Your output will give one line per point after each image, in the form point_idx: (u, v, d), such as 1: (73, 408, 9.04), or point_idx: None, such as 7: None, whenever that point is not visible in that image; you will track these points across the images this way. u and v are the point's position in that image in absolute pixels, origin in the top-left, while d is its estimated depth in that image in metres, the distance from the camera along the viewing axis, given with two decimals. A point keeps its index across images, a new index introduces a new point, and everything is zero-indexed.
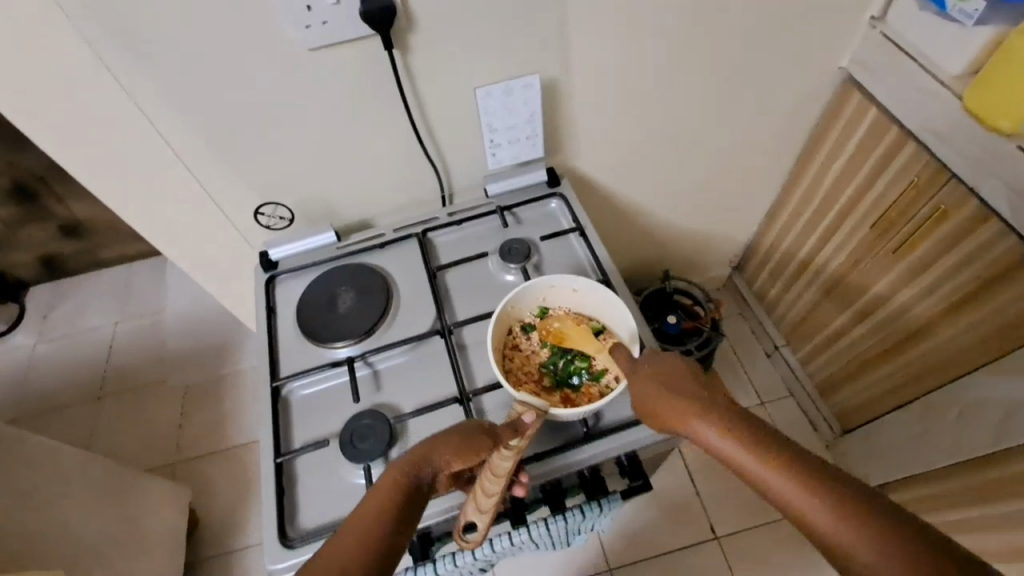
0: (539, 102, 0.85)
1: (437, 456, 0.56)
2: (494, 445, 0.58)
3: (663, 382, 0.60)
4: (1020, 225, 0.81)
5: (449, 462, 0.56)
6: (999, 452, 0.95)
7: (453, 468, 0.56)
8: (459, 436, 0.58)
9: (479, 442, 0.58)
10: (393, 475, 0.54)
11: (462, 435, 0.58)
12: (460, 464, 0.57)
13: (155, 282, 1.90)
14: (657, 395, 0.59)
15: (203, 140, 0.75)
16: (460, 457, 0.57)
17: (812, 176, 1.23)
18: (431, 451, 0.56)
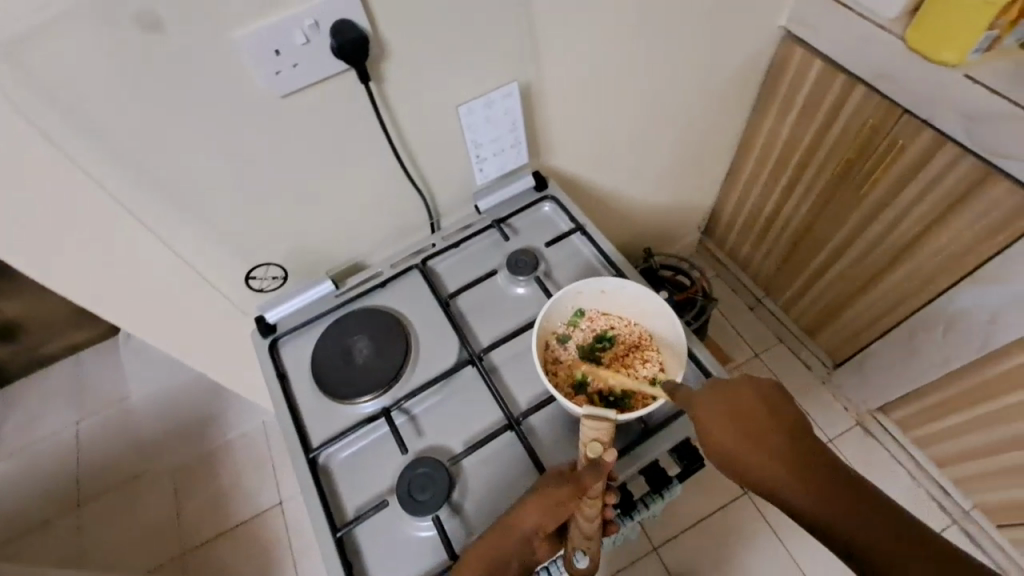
0: (519, 110, 0.85)
1: (521, 522, 0.56)
2: (578, 496, 0.55)
3: (737, 420, 0.58)
4: (977, 146, 0.88)
5: (539, 521, 0.56)
6: (991, 353, 1.03)
7: (546, 526, 0.56)
8: (541, 493, 0.56)
9: (559, 493, 0.55)
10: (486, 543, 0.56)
11: (547, 493, 0.56)
12: (550, 521, 0.56)
13: (109, 368, 1.74)
14: (735, 441, 0.57)
15: (178, 209, 0.69)
16: (549, 515, 0.55)
17: (765, 134, 1.28)
18: (520, 515, 0.56)
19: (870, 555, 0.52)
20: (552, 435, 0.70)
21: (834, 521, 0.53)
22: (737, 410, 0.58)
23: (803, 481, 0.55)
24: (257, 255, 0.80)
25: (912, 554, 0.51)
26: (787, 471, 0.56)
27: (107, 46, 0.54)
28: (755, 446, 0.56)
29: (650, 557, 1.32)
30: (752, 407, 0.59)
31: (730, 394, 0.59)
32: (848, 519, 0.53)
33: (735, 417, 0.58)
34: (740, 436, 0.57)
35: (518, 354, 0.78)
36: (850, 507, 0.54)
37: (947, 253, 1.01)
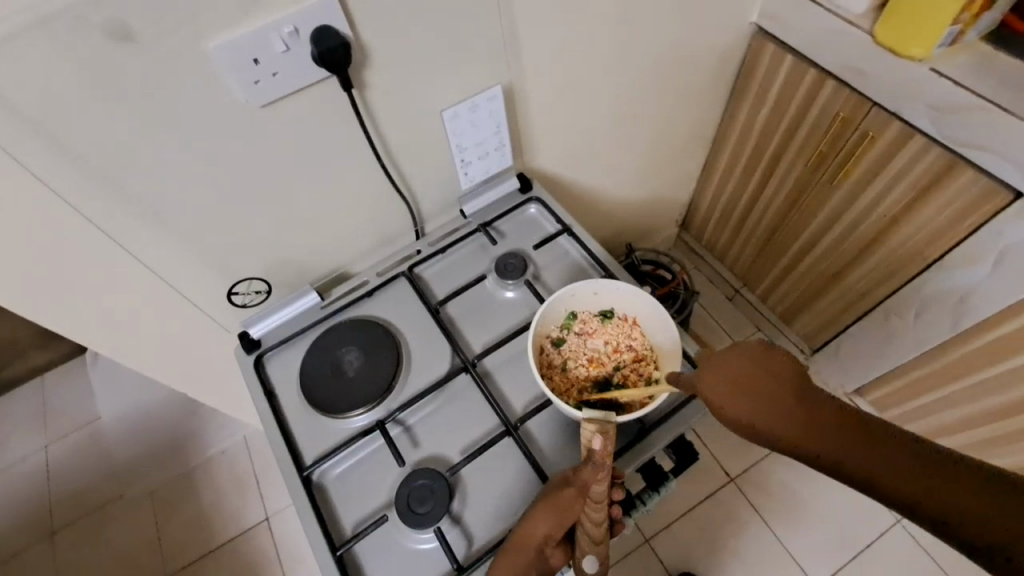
0: (503, 113, 0.84)
1: (532, 532, 0.56)
2: (580, 493, 0.56)
3: (747, 382, 0.53)
4: (944, 136, 0.91)
5: (547, 529, 0.56)
6: (963, 334, 1.07)
7: (555, 533, 0.56)
8: (547, 501, 0.57)
9: (564, 497, 0.56)
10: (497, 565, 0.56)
11: (549, 500, 0.57)
12: (559, 527, 0.56)
13: (78, 389, 1.67)
14: (744, 402, 0.52)
15: (153, 225, 0.66)
16: (556, 521, 0.56)
17: (739, 129, 1.31)
18: (527, 528, 0.56)
19: (908, 499, 0.46)
20: (550, 438, 0.70)
21: (862, 468, 0.48)
22: (736, 374, 0.53)
23: (823, 434, 0.50)
24: (238, 269, 0.78)
25: (951, 493, 0.46)
26: (811, 435, 0.50)
27: (73, 59, 0.51)
28: (768, 403, 0.51)
29: (643, 549, 1.33)
30: (749, 366, 0.53)
31: (728, 357, 0.54)
32: (880, 466, 0.48)
33: (740, 380, 0.53)
34: (749, 399, 0.52)
35: (511, 358, 0.77)
36: (875, 450, 0.48)
37: (916, 240, 1.05)
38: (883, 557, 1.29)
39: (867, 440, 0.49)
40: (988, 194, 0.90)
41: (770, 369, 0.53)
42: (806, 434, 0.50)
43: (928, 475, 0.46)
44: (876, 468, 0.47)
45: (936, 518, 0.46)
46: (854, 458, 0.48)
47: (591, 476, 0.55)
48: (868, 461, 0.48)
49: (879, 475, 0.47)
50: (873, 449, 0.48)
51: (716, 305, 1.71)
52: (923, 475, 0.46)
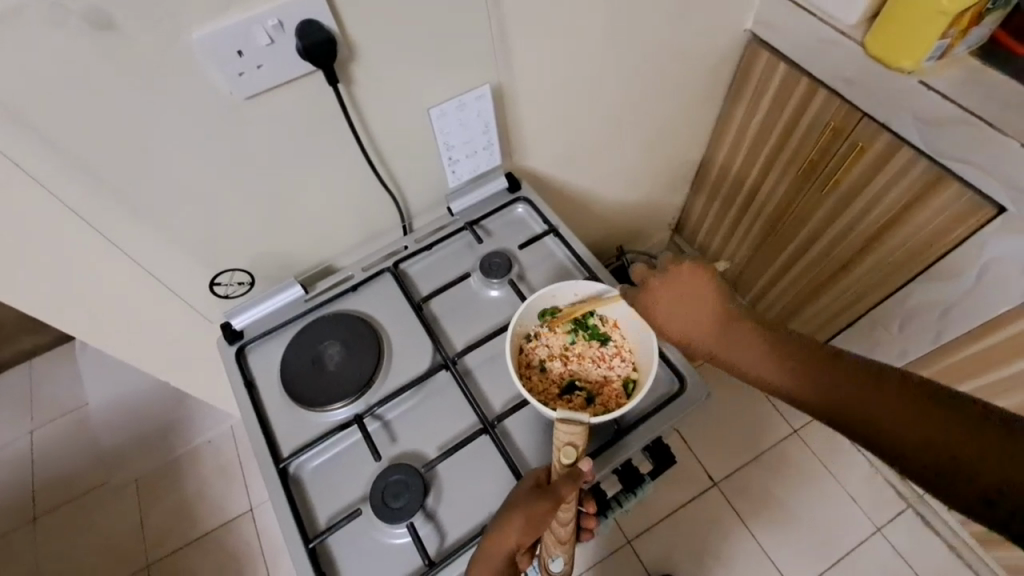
0: (492, 111, 0.84)
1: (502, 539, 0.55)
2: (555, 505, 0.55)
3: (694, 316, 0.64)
4: (932, 149, 0.91)
5: (519, 539, 0.55)
6: (945, 344, 1.08)
7: (526, 542, 0.56)
8: (519, 512, 0.55)
9: (537, 509, 0.55)
10: None
11: (522, 512, 0.55)
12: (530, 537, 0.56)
13: (65, 375, 1.67)
14: (705, 338, 0.63)
15: (135, 215, 0.66)
16: (528, 532, 0.55)
17: (733, 135, 1.31)
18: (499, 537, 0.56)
19: (854, 423, 0.53)
20: (526, 437, 0.71)
21: (832, 398, 0.55)
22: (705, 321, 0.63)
23: (794, 370, 0.58)
24: (222, 260, 0.78)
25: (924, 420, 0.50)
26: (761, 363, 0.59)
27: (55, 46, 0.51)
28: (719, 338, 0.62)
29: (624, 550, 1.34)
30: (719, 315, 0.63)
31: (698, 302, 0.64)
32: (850, 396, 0.54)
33: (711, 327, 0.62)
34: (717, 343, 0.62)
35: (491, 357, 0.77)
36: (835, 375, 0.56)
37: (902, 251, 1.05)
38: (861, 565, 1.30)
39: (839, 372, 0.56)
40: (972, 208, 0.91)
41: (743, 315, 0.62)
42: (778, 372, 0.58)
43: (896, 405, 0.51)
44: (850, 398, 0.54)
45: (909, 453, 0.50)
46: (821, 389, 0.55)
47: (567, 489, 0.55)
48: (844, 391, 0.54)
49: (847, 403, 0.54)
50: (849, 382, 0.54)
51: None
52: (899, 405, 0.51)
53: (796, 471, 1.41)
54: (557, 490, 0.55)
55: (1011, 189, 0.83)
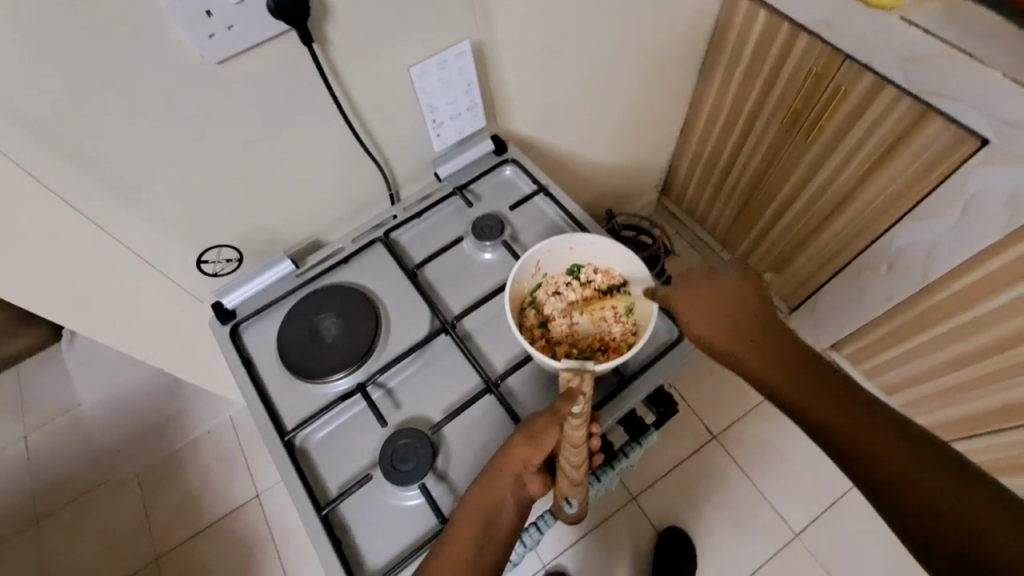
0: (473, 69, 0.82)
1: (508, 463, 0.57)
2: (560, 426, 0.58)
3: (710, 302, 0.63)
4: (915, 87, 0.91)
5: (525, 460, 0.58)
6: (929, 285, 1.09)
7: (531, 463, 0.58)
8: (524, 431, 0.58)
9: (541, 428, 0.58)
10: (476, 501, 0.57)
11: (528, 432, 0.58)
12: (535, 456, 0.58)
13: (54, 376, 1.64)
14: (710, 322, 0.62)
15: (113, 191, 0.64)
16: (533, 452, 0.58)
17: (716, 89, 1.30)
18: (506, 461, 0.58)
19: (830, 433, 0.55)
20: (530, 394, 0.71)
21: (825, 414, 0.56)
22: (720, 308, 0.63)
23: (797, 379, 0.58)
24: (208, 237, 0.76)
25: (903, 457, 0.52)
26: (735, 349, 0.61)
27: (15, 12, 0.49)
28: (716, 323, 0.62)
29: (630, 506, 1.37)
30: (740, 306, 0.63)
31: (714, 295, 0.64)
32: (875, 443, 0.53)
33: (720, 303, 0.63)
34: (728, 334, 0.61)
35: (490, 318, 0.77)
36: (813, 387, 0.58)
37: (887, 193, 1.07)
38: (856, 502, 1.35)
39: (865, 415, 0.55)
40: (956, 142, 0.91)
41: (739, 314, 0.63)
42: (777, 374, 0.59)
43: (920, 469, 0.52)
44: (880, 454, 0.53)
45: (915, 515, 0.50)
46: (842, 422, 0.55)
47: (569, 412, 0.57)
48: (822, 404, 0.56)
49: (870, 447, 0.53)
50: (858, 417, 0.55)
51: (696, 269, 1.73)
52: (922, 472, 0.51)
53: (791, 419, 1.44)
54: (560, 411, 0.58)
55: (994, 120, 0.84)
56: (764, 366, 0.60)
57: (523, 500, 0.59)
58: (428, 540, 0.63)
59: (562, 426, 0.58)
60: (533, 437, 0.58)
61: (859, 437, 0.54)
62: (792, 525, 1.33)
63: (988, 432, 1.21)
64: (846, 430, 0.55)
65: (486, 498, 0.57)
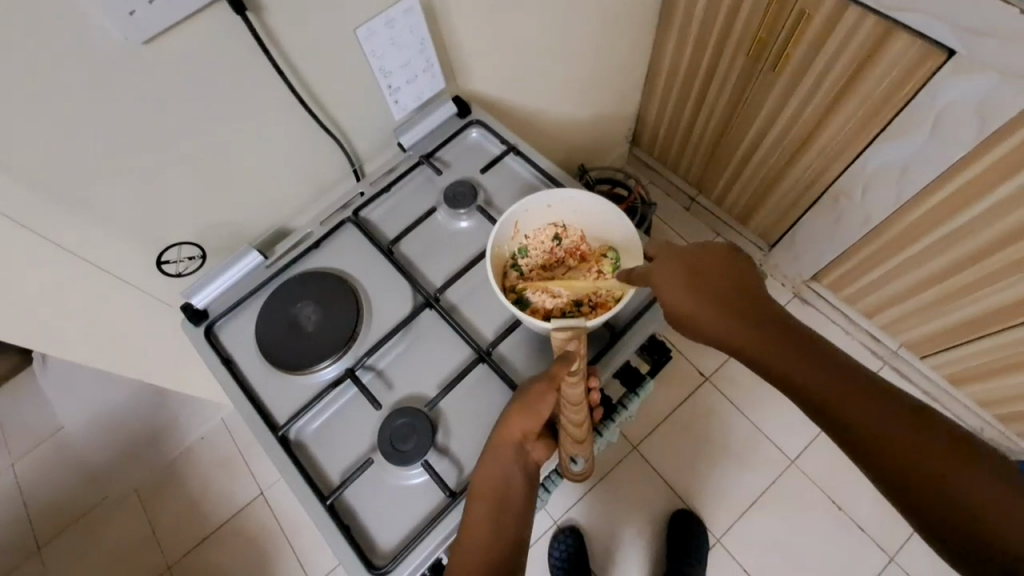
0: (425, 26, 0.77)
1: (508, 434, 0.56)
2: (556, 389, 0.57)
3: (687, 268, 0.61)
4: (879, 3, 0.89)
5: (525, 430, 0.57)
6: (904, 206, 1.10)
7: (531, 433, 0.57)
8: (521, 401, 0.57)
9: (536, 394, 0.57)
10: (482, 480, 0.56)
11: (524, 401, 0.57)
12: (535, 425, 0.56)
13: (31, 402, 1.58)
14: (688, 287, 0.60)
15: (50, 198, 0.60)
16: (533, 420, 0.56)
17: (678, 27, 1.26)
18: (506, 434, 0.56)
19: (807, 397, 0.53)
20: (523, 358, 0.70)
21: (797, 379, 0.54)
22: (700, 272, 0.61)
23: (770, 342, 0.56)
24: (165, 236, 0.72)
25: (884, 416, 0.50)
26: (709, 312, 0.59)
27: None
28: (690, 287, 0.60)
29: (632, 455, 1.40)
30: (723, 271, 0.61)
31: (690, 263, 0.61)
32: (863, 411, 0.50)
33: (699, 270, 0.61)
34: (701, 297, 0.59)
35: (474, 287, 0.75)
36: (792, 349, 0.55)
37: (858, 117, 1.06)
38: None
39: (860, 381, 0.52)
40: (923, 57, 0.90)
41: (717, 280, 0.60)
42: (754, 339, 0.57)
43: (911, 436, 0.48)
44: (870, 422, 0.50)
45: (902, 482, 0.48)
46: (830, 387, 0.52)
47: (562, 371, 0.56)
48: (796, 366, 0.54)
49: (855, 413, 0.50)
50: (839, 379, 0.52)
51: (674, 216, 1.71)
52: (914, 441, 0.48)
53: None
54: (553, 374, 0.57)
55: (960, 30, 0.82)
56: (739, 330, 0.57)
57: (531, 472, 0.57)
58: (438, 514, 0.62)
59: (558, 390, 0.57)
60: (530, 402, 0.57)
61: (845, 405, 0.51)
62: (788, 453, 1.37)
63: (960, 345, 1.24)
64: (821, 392, 0.52)
65: (492, 470, 0.56)
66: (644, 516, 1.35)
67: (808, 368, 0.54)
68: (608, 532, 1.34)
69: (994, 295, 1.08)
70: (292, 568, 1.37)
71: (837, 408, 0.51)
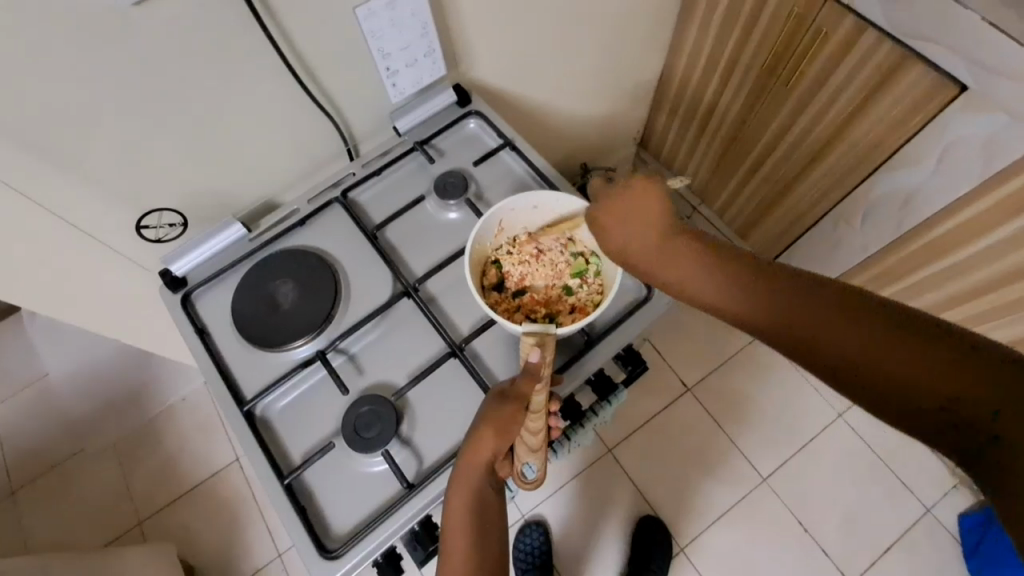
0: (428, 10, 0.75)
1: (480, 453, 0.54)
2: (524, 404, 0.55)
3: (628, 217, 0.62)
4: (896, 29, 0.87)
5: (497, 448, 0.55)
6: (903, 236, 1.09)
7: (502, 450, 0.55)
8: (489, 418, 0.55)
9: (505, 410, 0.55)
10: (458, 499, 0.54)
11: (494, 419, 0.55)
12: (506, 442, 0.55)
13: (16, 348, 1.58)
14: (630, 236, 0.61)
15: (32, 152, 0.60)
16: (503, 437, 0.55)
17: (695, 32, 1.23)
18: (477, 452, 0.54)
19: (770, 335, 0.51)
20: (495, 357, 0.70)
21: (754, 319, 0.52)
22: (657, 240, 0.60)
23: (720, 278, 0.55)
24: (147, 199, 0.72)
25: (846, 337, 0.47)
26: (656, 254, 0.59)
27: None
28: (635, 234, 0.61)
29: (606, 458, 1.40)
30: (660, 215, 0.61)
31: (633, 213, 0.62)
32: (856, 342, 0.46)
33: (662, 229, 0.61)
34: (669, 255, 0.59)
35: (454, 281, 0.75)
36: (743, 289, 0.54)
37: (864, 142, 1.04)
38: (824, 447, 1.39)
39: (811, 305, 0.50)
40: (934, 88, 0.88)
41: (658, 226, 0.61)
42: (723, 288, 0.55)
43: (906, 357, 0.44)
44: (861, 350, 0.46)
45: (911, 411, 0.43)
46: (786, 318, 0.50)
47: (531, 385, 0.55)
48: (752, 304, 0.53)
49: (848, 347, 0.46)
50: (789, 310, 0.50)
51: None
52: (912, 359, 0.44)
53: (762, 371, 1.47)
54: (521, 390, 0.55)
55: (973, 65, 0.81)
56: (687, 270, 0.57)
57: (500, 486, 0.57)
58: (394, 504, 0.63)
59: (528, 408, 0.55)
60: (501, 425, 0.54)
61: (836, 344, 0.47)
62: (760, 471, 1.38)
63: None
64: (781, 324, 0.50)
65: (460, 497, 0.54)
66: (612, 519, 1.35)
67: (791, 310, 0.50)
68: (575, 532, 1.34)
69: None
70: (261, 536, 1.38)
71: (827, 348, 0.47)
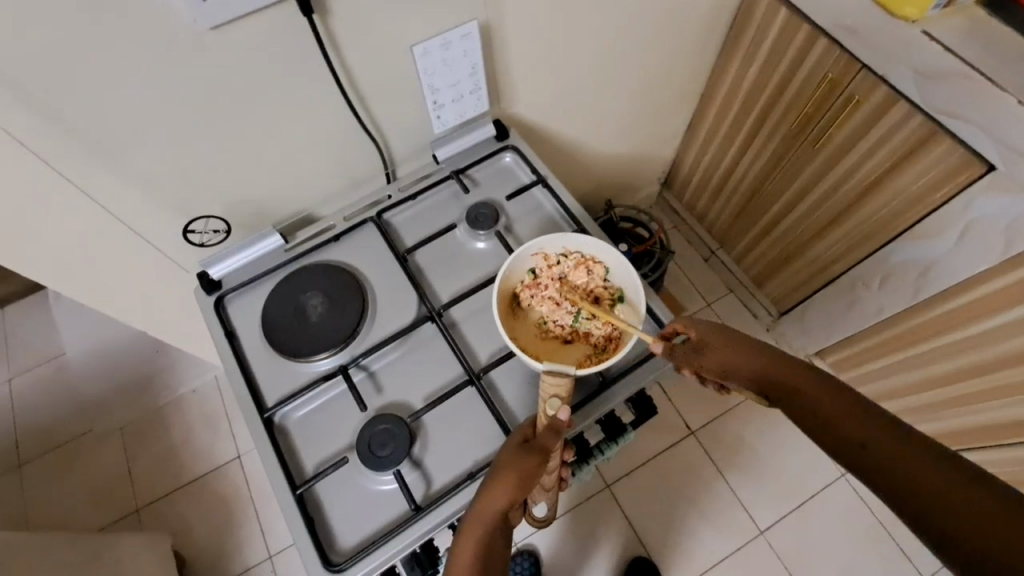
0: (479, 51, 0.80)
1: (497, 504, 0.56)
2: (547, 456, 0.58)
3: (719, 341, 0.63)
4: (929, 104, 0.89)
5: (514, 499, 0.57)
6: (920, 303, 1.09)
7: (519, 499, 0.58)
8: (511, 469, 0.57)
9: (529, 463, 0.57)
10: (471, 543, 0.56)
11: (518, 472, 0.57)
12: (525, 492, 0.58)
13: (41, 323, 1.63)
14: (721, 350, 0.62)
15: (98, 152, 0.64)
16: (524, 489, 0.57)
17: (729, 84, 1.26)
18: (495, 503, 0.57)
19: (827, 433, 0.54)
20: (510, 389, 0.71)
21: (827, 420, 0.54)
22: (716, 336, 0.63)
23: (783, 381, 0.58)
24: (195, 205, 0.76)
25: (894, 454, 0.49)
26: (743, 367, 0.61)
27: None
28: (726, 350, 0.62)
29: (604, 493, 1.40)
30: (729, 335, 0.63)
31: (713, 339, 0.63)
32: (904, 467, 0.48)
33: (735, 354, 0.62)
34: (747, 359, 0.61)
35: (478, 310, 0.77)
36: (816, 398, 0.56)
37: (888, 210, 1.06)
38: (826, 507, 1.38)
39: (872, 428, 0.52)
40: (962, 166, 0.90)
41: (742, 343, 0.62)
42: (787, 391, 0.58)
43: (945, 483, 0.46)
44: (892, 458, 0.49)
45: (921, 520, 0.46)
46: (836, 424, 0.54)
47: (554, 437, 0.58)
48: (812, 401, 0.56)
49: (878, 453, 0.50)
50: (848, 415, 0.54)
51: (692, 265, 1.70)
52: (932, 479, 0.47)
53: (770, 422, 1.46)
54: (546, 443, 0.58)
55: (1003, 147, 0.83)
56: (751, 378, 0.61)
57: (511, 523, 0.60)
58: (399, 525, 0.64)
59: (548, 459, 0.59)
60: (524, 477, 0.57)
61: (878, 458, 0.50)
62: (758, 523, 1.36)
63: (954, 451, 1.22)
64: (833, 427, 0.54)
65: (473, 540, 0.56)
66: (604, 556, 1.34)
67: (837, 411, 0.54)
68: (566, 564, 1.34)
69: (995, 409, 1.07)
70: (252, 536, 1.39)
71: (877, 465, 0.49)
